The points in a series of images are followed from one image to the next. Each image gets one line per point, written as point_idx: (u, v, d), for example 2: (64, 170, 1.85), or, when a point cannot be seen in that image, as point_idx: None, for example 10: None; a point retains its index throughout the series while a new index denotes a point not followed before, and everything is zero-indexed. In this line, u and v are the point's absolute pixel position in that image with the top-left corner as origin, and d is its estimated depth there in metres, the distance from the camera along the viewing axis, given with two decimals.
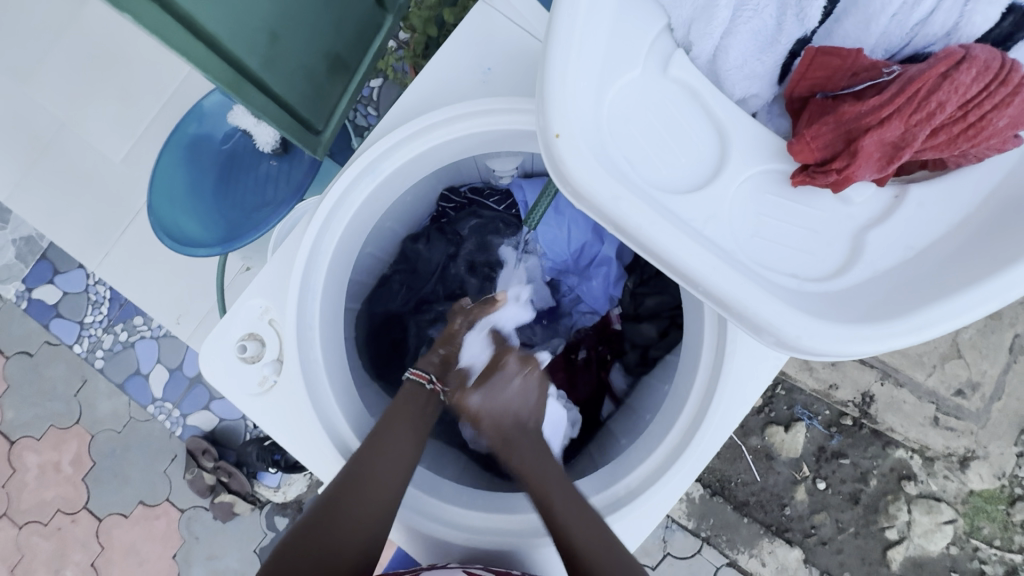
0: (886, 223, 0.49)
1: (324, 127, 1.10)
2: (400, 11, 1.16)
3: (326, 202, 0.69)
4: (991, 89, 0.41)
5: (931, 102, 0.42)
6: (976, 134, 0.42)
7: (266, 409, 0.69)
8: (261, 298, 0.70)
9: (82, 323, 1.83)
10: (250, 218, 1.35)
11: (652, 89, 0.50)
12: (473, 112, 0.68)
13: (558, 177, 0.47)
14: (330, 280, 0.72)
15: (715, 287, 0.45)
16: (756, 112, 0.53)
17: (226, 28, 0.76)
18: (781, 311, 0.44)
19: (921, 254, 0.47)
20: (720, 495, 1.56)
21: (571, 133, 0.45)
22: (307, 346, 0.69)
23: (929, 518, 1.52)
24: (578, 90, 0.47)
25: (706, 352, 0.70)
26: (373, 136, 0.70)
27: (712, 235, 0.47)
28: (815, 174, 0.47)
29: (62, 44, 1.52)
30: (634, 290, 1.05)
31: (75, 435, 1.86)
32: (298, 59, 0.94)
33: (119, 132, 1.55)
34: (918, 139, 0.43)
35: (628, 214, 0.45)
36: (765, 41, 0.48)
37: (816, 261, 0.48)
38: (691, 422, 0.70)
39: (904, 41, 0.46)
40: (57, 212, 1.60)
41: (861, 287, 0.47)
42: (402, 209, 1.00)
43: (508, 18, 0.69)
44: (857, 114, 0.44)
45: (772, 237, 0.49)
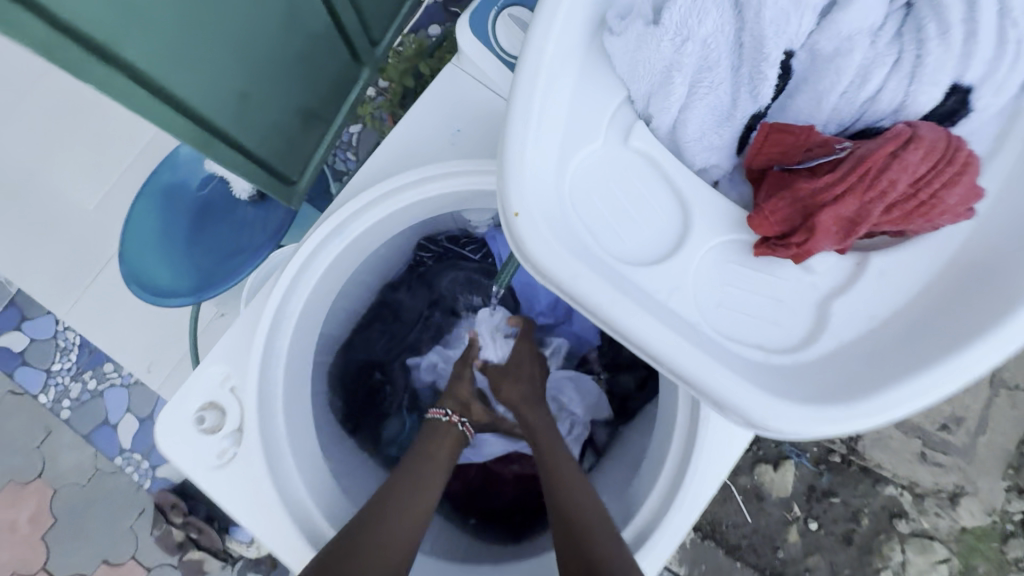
0: (850, 291, 0.48)
1: (300, 177, 1.11)
2: (377, 63, 1.18)
3: (294, 263, 0.68)
4: (941, 169, 0.42)
5: (883, 180, 0.42)
6: (929, 212, 0.43)
7: (225, 482, 0.65)
8: (222, 365, 0.67)
9: (48, 371, 1.76)
10: (224, 264, 1.33)
11: (612, 162, 0.50)
12: (440, 176, 0.68)
13: (518, 253, 0.45)
14: (296, 341, 0.70)
15: (684, 370, 0.43)
16: (717, 181, 0.53)
17: (195, 92, 0.76)
18: (749, 391, 0.43)
19: (885, 324, 0.47)
20: (711, 539, 1.52)
21: (530, 212, 0.45)
22: (272, 416, 0.67)
23: (923, 558, 1.49)
24: (537, 165, 0.46)
25: None
26: (341, 198, 0.70)
27: (676, 309, 0.46)
28: (776, 246, 0.46)
29: (38, 93, 1.52)
30: (613, 338, 1.04)
31: (36, 490, 1.76)
32: (272, 117, 0.94)
33: (92, 178, 1.53)
34: (874, 215, 0.43)
35: (589, 293, 0.44)
36: (722, 114, 0.49)
37: (782, 333, 0.48)
38: None
39: (854, 117, 0.47)
40: (25, 259, 1.56)
41: (828, 359, 0.46)
42: (377, 260, 0.99)
43: (475, 80, 0.70)
44: (812, 190, 0.44)
45: (737, 310, 0.48)
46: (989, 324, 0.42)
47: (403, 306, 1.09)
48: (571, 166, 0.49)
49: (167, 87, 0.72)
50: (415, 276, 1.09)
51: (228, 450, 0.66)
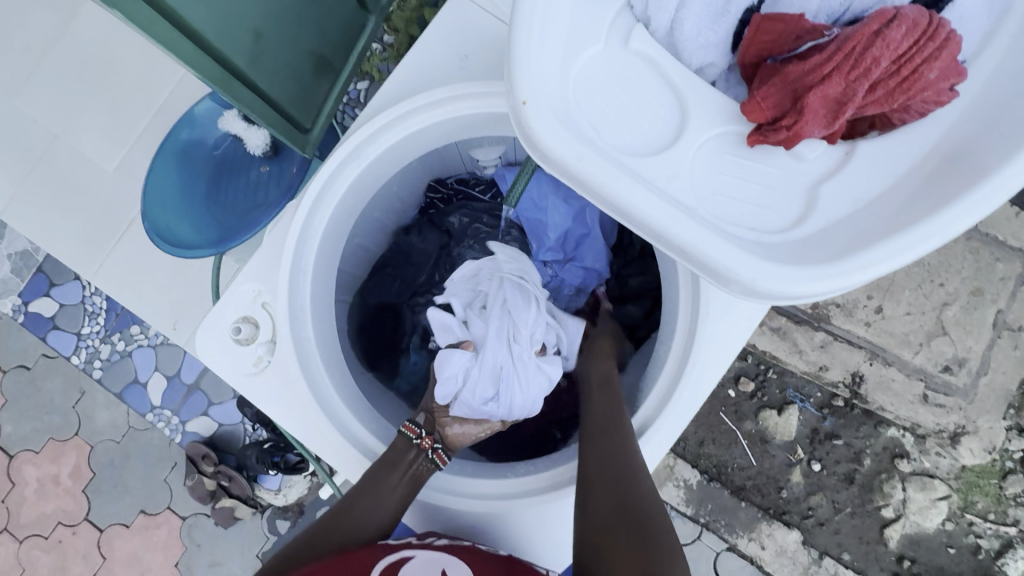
0: (838, 176, 0.52)
1: (313, 126, 1.12)
2: (382, 12, 1.20)
3: (313, 186, 0.72)
4: (921, 44, 0.45)
5: (867, 58, 0.46)
6: (910, 87, 0.46)
7: (262, 387, 0.72)
8: (254, 282, 0.73)
9: (79, 335, 1.84)
10: (243, 220, 1.37)
11: (614, 61, 0.53)
12: (448, 98, 0.72)
13: (527, 143, 0.50)
14: (320, 260, 0.75)
15: (678, 240, 0.48)
16: (714, 81, 0.56)
17: (212, 26, 0.80)
18: (737, 257, 0.48)
19: (870, 204, 0.51)
20: (717, 481, 1.59)
21: (536, 101, 0.49)
22: (300, 325, 0.72)
23: (923, 494, 1.54)
24: (542, 60, 0.50)
25: (682, 320, 0.72)
26: (355, 123, 0.74)
27: (672, 192, 0.51)
28: (768, 132, 0.50)
29: (53, 60, 1.55)
30: (619, 273, 1.09)
31: (75, 447, 1.87)
32: (284, 59, 0.97)
33: (111, 143, 1.58)
34: (859, 94, 0.47)
35: (592, 175, 0.49)
36: (716, 12, 0.53)
37: (774, 215, 0.52)
38: (669, 387, 0.72)
39: (843, 7, 0.51)
40: (51, 225, 1.62)
41: (816, 237, 0.50)
42: (390, 201, 1.04)
43: (479, 6, 0.72)
44: (801, 72, 0.48)
45: (730, 194, 0.52)
46: (964, 191, 0.46)
47: (417, 249, 1.11)
48: (574, 64, 0.52)
49: (186, 19, 0.75)
50: (427, 220, 1.12)
51: (263, 360, 0.72)
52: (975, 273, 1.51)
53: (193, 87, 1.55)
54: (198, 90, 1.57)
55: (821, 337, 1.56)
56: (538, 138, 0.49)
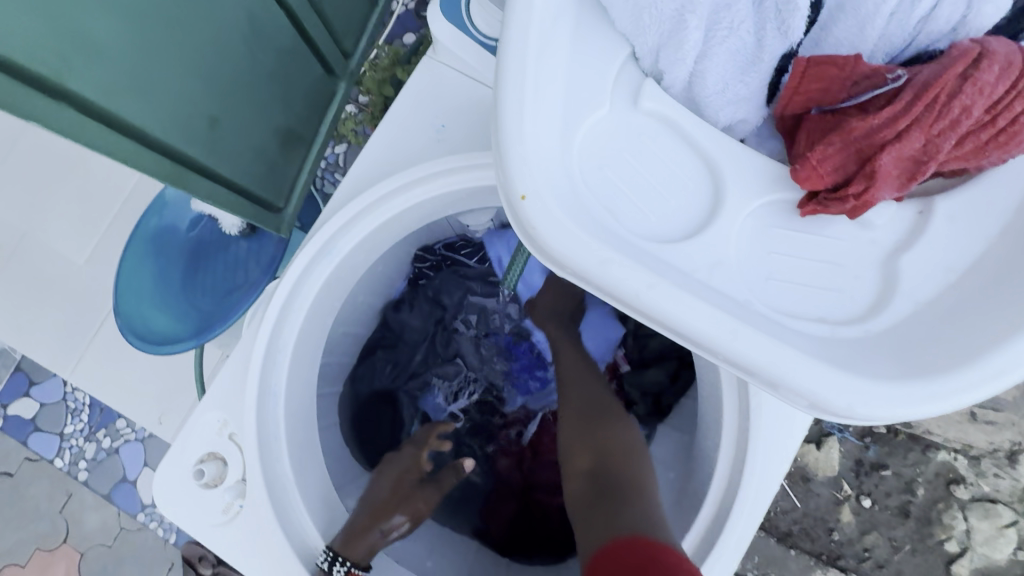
0: (919, 243, 0.42)
1: (286, 204, 1.05)
2: (353, 75, 1.12)
3: (281, 289, 0.62)
4: (1020, 87, 0.35)
5: (953, 107, 0.36)
6: (1007, 141, 0.37)
7: (230, 542, 0.60)
8: (218, 411, 0.61)
9: (62, 435, 1.72)
10: (226, 304, 1.28)
11: (624, 127, 0.44)
12: (434, 175, 0.63)
13: (533, 246, 0.39)
14: (294, 376, 0.64)
15: (739, 355, 0.38)
16: (744, 139, 0.47)
17: (154, 117, 0.71)
18: (819, 372, 0.37)
19: (964, 278, 0.40)
20: (764, 529, 1.42)
21: (540, 192, 0.38)
22: (275, 462, 0.61)
23: (988, 523, 1.39)
24: (544, 138, 0.40)
25: (730, 410, 0.63)
26: (326, 212, 0.64)
27: (721, 288, 0.40)
28: (829, 202, 0.40)
29: (19, 154, 1.48)
30: (636, 332, 0.98)
31: (63, 556, 1.72)
32: (247, 140, 0.88)
33: (82, 232, 1.50)
34: (943, 150, 0.37)
35: (619, 279, 0.38)
36: (746, 60, 0.43)
37: (845, 301, 0.41)
38: (728, 482, 0.62)
39: (906, 41, 0.41)
40: (24, 324, 1.52)
41: (906, 329, 0.40)
42: (376, 281, 0.93)
43: (456, 71, 0.64)
44: (870, 128, 0.38)
45: (788, 280, 0.42)
46: None
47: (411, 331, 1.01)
48: (580, 136, 0.43)
49: (126, 117, 0.67)
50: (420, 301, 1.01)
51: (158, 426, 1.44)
52: None
53: None
54: None
55: None
56: (544, 240, 0.38)
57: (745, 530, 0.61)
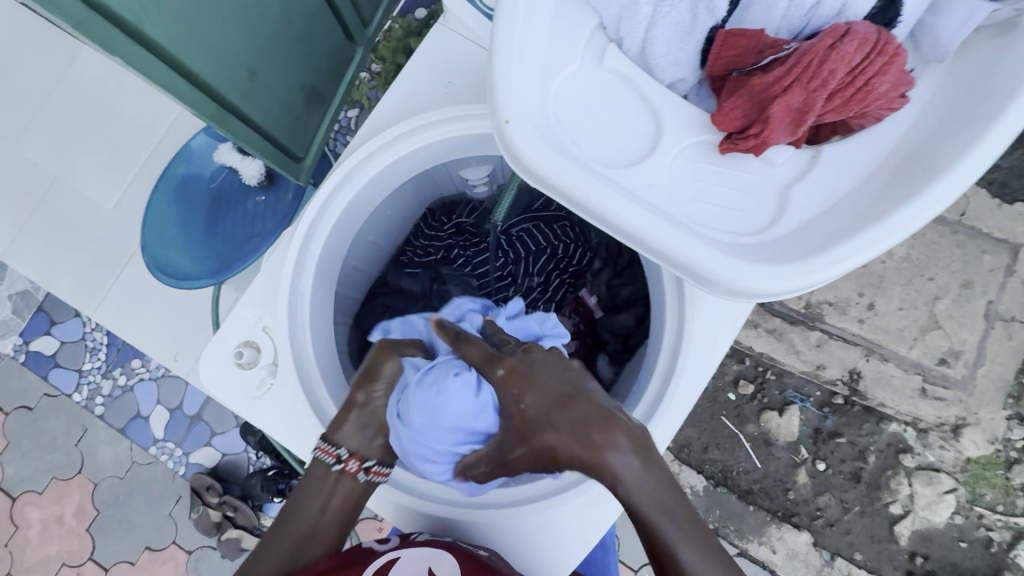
0: (807, 179, 0.55)
1: (305, 154, 1.17)
2: (369, 43, 1.24)
3: (309, 210, 0.75)
4: (871, 58, 0.49)
5: (824, 70, 0.50)
6: (864, 97, 0.51)
7: (265, 409, 0.74)
8: (254, 307, 0.75)
9: (80, 371, 1.85)
10: (242, 249, 1.40)
11: (590, 79, 0.57)
12: (435, 123, 0.75)
13: (512, 159, 0.52)
14: (317, 284, 0.77)
15: (660, 245, 0.51)
16: (687, 95, 0.60)
17: (205, 64, 0.83)
18: (718, 259, 0.50)
19: (838, 204, 0.54)
20: (724, 486, 1.59)
21: (519, 118, 0.51)
22: (301, 348, 0.75)
23: (930, 489, 1.54)
24: (525, 80, 0.53)
25: (671, 323, 0.75)
26: (348, 149, 0.77)
27: (653, 200, 0.53)
28: (738, 141, 0.54)
29: (51, 104, 1.59)
30: (610, 283, 1.11)
31: (78, 485, 1.86)
32: (278, 92, 1.01)
33: (109, 180, 1.61)
34: (818, 103, 0.51)
35: (574, 185, 0.51)
36: (684, 30, 0.55)
37: (748, 217, 0.55)
38: (665, 379, 0.75)
39: (803, 22, 0.54)
40: (52, 264, 1.64)
41: (791, 236, 0.53)
42: (383, 225, 1.06)
43: (461, 36, 0.76)
44: (765, 85, 0.51)
45: (705, 200, 0.55)
46: (926, 186, 0.49)
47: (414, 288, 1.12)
48: (555, 82, 0.55)
49: (183, 59, 0.79)
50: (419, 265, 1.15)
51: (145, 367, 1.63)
52: (963, 266, 1.52)
53: (190, 123, 1.59)
54: (194, 126, 1.61)
55: (817, 336, 1.56)
56: (520, 153, 0.51)
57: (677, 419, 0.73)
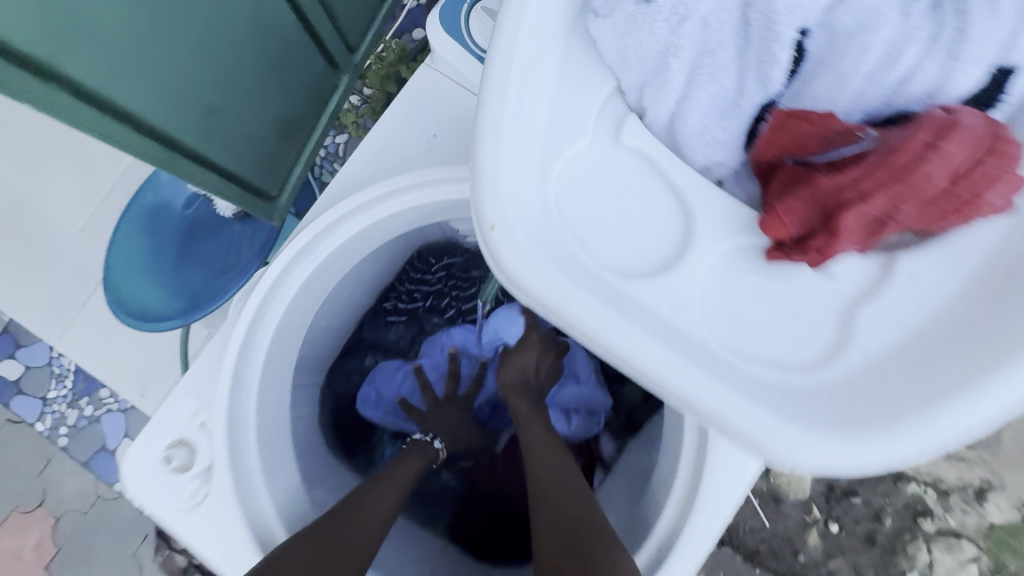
0: (878, 298, 0.42)
1: (281, 192, 1.05)
2: (357, 69, 1.13)
3: (264, 282, 0.63)
4: (984, 160, 0.36)
5: (916, 174, 0.37)
6: (970, 212, 0.37)
7: (194, 524, 0.61)
8: (190, 399, 0.62)
9: (45, 399, 1.72)
10: (214, 285, 1.29)
11: (603, 159, 0.45)
12: (417, 185, 0.63)
13: (498, 272, 0.41)
14: (269, 371, 0.65)
15: (687, 395, 0.39)
16: (722, 180, 0.48)
17: (154, 105, 0.72)
18: (761, 417, 0.39)
19: (917, 336, 0.40)
20: (728, 545, 1.41)
21: (508, 224, 0.40)
22: (240, 451, 0.62)
23: (951, 557, 1.35)
24: (518, 168, 0.41)
25: (691, 433, 0.67)
26: (314, 211, 0.65)
27: (678, 327, 0.41)
28: (793, 252, 0.42)
29: (21, 119, 1.48)
30: None
31: (39, 519, 1.73)
32: (248, 128, 0.90)
33: (77, 202, 1.49)
34: (904, 214, 0.38)
35: (577, 313, 0.39)
36: (726, 106, 0.44)
37: (802, 345, 0.43)
38: (685, 501, 0.66)
39: (883, 103, 0.42)
40: (15, 290, 1.53)
41: (857, 379, 0.41)
42: (361, 278, 0.94)
43: (452, 81, 0.65)
44: (835, 186, 0.40)
45: (748, 322, 0.43)
46: None
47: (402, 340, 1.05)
48: (557, 166, 0.44)
49: (121, 102, 0.68)
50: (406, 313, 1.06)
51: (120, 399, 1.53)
52: None
53: None
54: None
55: None
56: (510, 269, 0.40)
57: (697, 546, 0.65)
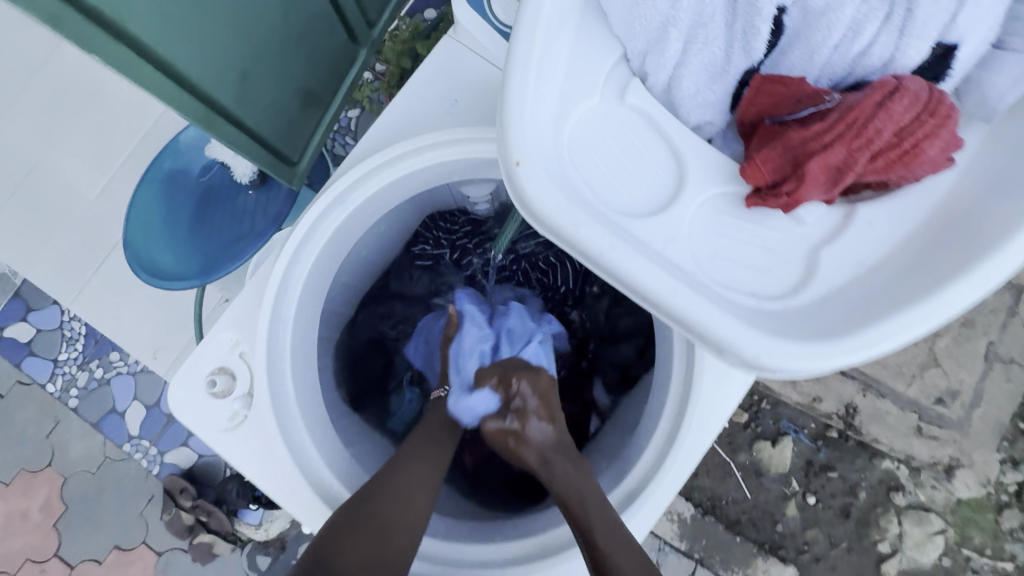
0: (839, 241, 0.51)
1: (300, 158, 1.11)
2: (375, 44, 1.18)
3: (299, 230, 0.70)
4: (922, 119, 0.45)
5: (868, 129, 0.46)
6: (912, 160, 0.46)
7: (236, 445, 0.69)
8: (231, 332, 0.70)
9: (56, 361, 1.66)
10: (227, 250, 1.33)
11: (610, 117, 0.52)
12: (441, 143, 0.70)
13: (520, 204, 0.47)
14: (301, 309, 0.72)
15: (681, 312, 0.46)
16: (712, 138, 0.56)
17: (197, 65, 0.78)
18: (741, 330, 0.45)
19: (870, 271, 0.49)
20: (711, 515, 1.44)
21: (532, 161, 0.46)
22: (278, 381, 0.69)
23: (919, 529, 1.41)
24: (539, 116, 0.48)
25: (677, 371, 0.73)
26: (343, 167, 0.72)
27: (669, 256, 0.48)
28: (768, 196, 0.49)
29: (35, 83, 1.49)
30: (610, 311, 1.06)
31: (46, 480, 1.68)
32: (272, 95, 0.95)
33: (92, 165, 1.53)
34: (860, 163, 0.46)
35: (589, 239, 0.46)
36: (716, 71, 0.52)
37: (773, 279, 0.50)
38: (669, 433, 0.73)
39: (846, 71, 0.50)
40: (27, 253, 1.55)
41: (821, 304, 0.49)
42: (378, 238, 1.01)
43: (473, 52, 0.71)
44: (803, 138, 0.48)
45: (730, 258, 0.50)
46: (969, 265, 0.44)
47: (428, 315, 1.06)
48: (570, 120, 0.50)
49: (170, 60, 0.74)
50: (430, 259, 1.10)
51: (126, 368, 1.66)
52: None
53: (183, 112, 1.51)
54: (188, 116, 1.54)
55: None
56: (532, 201, 0.46)
57: (679, 470, 0.72)
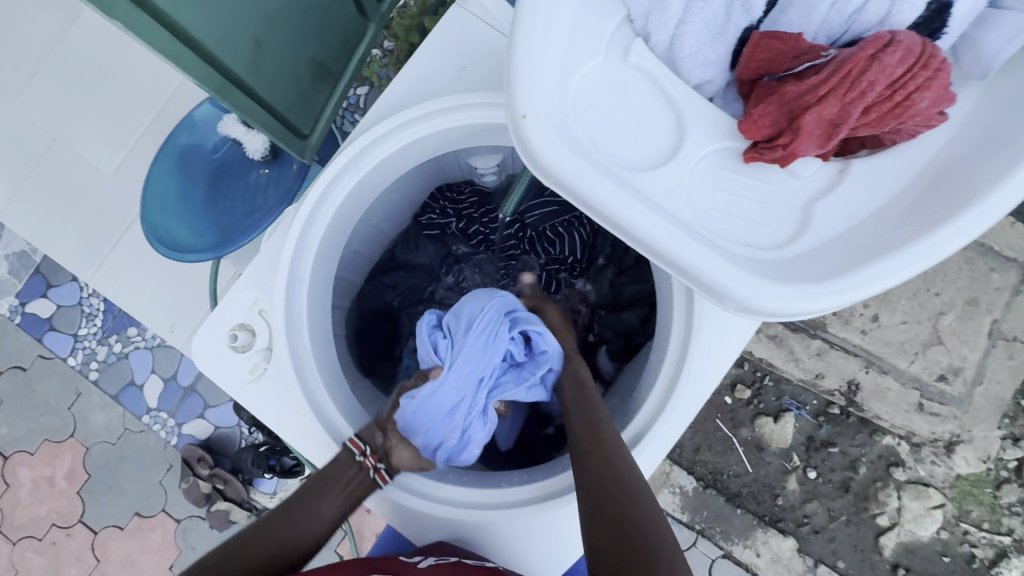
0: (832, 194, 0.53)
1: (311, 132, 1.13)
2: (382, 19, 1.20)
3: (312, 193, 0.73)
4: (915, 71, 0.47)
5: (862, 82, 0.48)
6: (902, 112, 0.48)
7: (256, 394, 0.73)
8: (250, 290, 0.73)
9: (76, 336, 1.72)
10: (240, 224, 1.36)
11: (613, 76, 0.54)
12: (449, 108, 0.72)
13: (526, 156, 0.50)
14: (316, 269, 0.75)
15: (676, 257, 0.48)
16: (713, 97, 0.58)
17: (212, 36, 0.80)
18: (734, 274, 0.48)
19: (862, 224, 0.52)
20: (713, 488, 1.47)
21: (537, 114, 0.49)
22: (296, 337, 0.73)
23: (918, 503, 1.43)
24: (543, 72, 0.50)
25: (676, 332, 0.75)
26: (355, 133, 0.74)
27: (667, 207, 0.51)
28: (763, 150, 0.51)
29: (53, 62, 1.53)
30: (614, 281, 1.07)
31: (69, 448, 1.74)
32: (283, 66, 0.98)
33: (109, 143, 1.56)
34: (853, 116, 0.49)
35: (591, 187, 0.48)
36: (716, 29, 0.54)
37: (768, 231, 0.52)
38: (665, 391, 0.76)
39: (843, 28, 0.52)
40: (48, 230, 1.59)
41: (811, 253, 0.51)
42: (387, 208, 1.03)
43: (479, 19, 0.73)
44: (798, 93, 0.50)
45: (726, 211, 0.53)
46: (953, 215, 0.46)
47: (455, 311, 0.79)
48: (576, 77, 0.52)
49: (189, 30, 0.76)
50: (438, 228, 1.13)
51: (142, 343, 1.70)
52: (970, 283, 1.41)
53: (195, 89, 1.54)
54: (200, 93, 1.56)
55: (818, 345, 1.45)
56: (537, 154, 0.49)
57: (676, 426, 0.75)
